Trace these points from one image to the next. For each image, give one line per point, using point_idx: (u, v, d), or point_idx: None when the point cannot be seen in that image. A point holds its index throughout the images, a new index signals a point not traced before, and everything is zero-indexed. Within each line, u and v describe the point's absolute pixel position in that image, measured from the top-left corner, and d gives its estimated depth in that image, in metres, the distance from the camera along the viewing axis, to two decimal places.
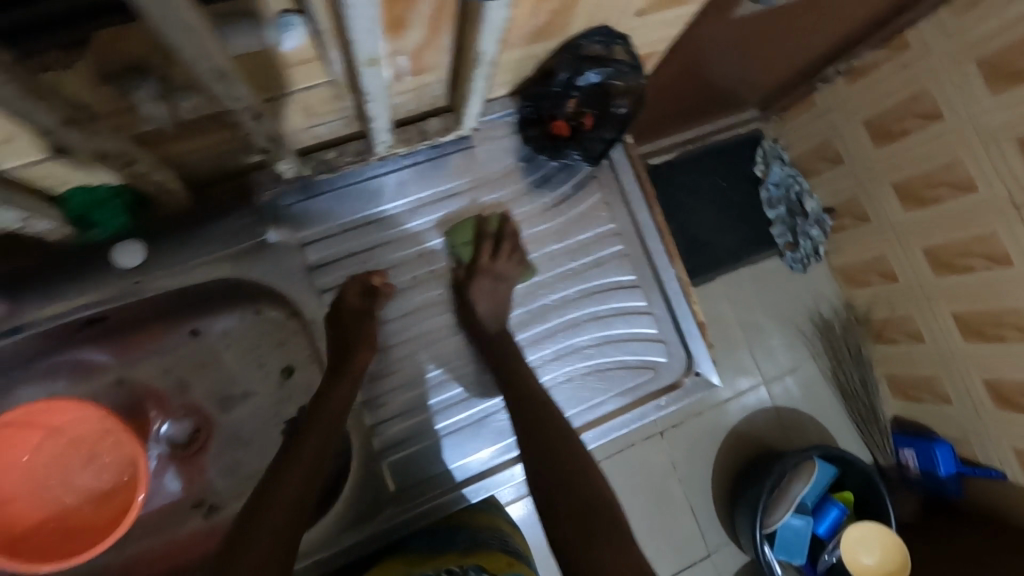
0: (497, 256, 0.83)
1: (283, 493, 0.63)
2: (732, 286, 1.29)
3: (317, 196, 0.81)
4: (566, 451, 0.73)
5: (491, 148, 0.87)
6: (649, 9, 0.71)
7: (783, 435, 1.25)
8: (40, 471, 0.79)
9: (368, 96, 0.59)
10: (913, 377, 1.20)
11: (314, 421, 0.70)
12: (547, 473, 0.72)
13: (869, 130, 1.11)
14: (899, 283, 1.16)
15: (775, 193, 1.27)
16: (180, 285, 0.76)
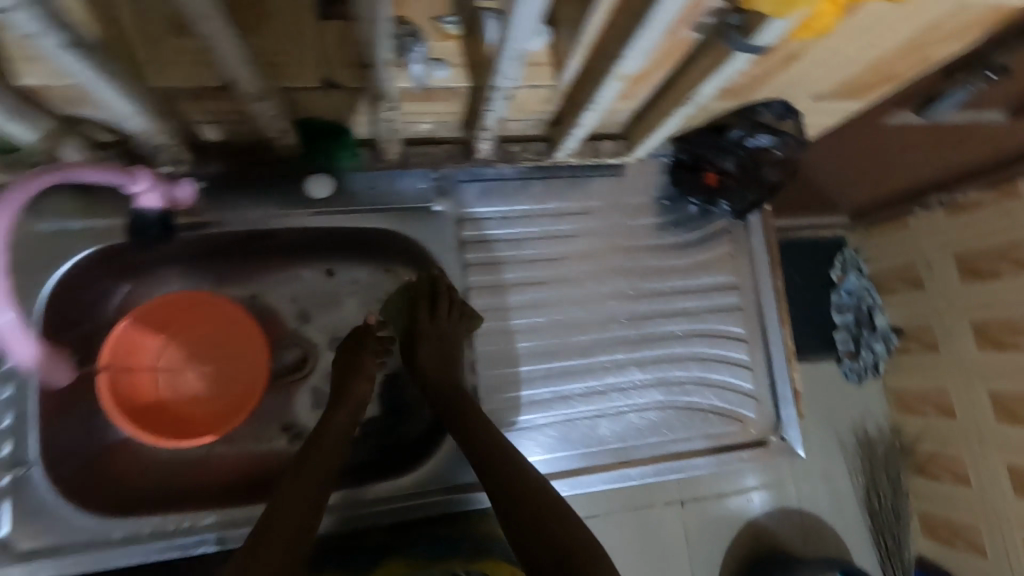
0: (439, 315, 0.83)
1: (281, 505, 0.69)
2: None
3: (486, 181, 0.88)
4: (529, 488, 0.69)
5: (643, 181, 0.94)
6: (826, 95, 0.78)
7: (804, 541, 1.21)
8: (167, 354, 0.86)
9: (590, 105, 0.67)
10: (951, 520, 1.17)
11: (312, 443, 0.76)
12: (514, 515, 0.67)
13: (959, 265, 1.12)
14: (956, 420, 1.15)
15: (847, 300, 1.27)
16: (351, 225, 0.84)
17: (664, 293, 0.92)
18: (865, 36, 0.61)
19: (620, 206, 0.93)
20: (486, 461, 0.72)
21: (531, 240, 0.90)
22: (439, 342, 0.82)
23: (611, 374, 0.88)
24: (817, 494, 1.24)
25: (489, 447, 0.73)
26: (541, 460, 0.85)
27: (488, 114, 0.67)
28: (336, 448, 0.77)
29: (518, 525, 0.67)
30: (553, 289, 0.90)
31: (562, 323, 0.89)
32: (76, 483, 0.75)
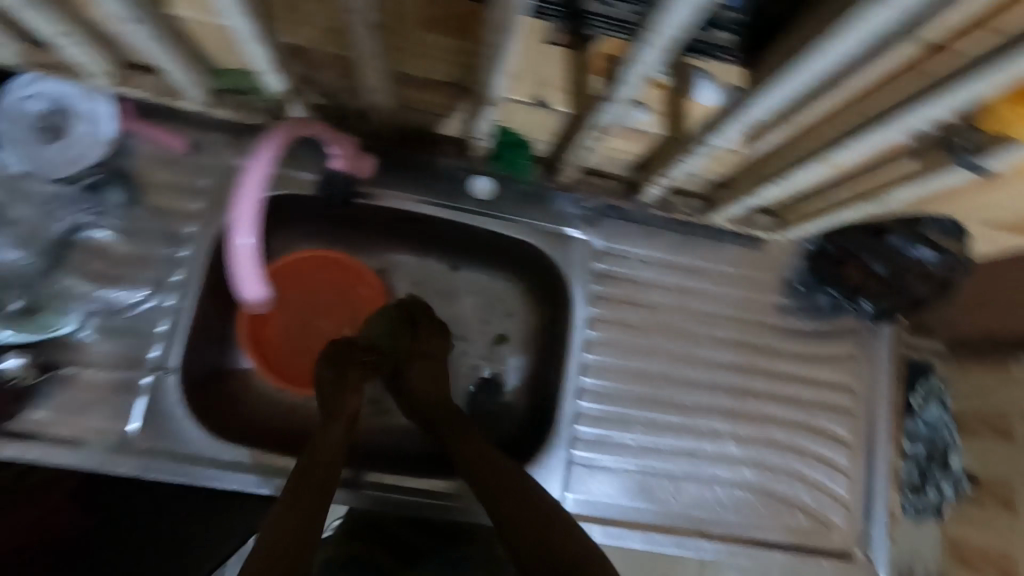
0: (422, 335, 0.85)
1: (282, 516, 0.62)
2: None
3: (633, 222, 0.90)
4: (513, 493, 0.69)
5: (782, 261, 0.94)
6: (1006, 229, 0.74)
7: None
8: (308, 288, 0.92)
9: (780, 180, 0.68)
10: None
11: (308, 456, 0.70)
12: (504, 518, 0.67)
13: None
14: None
15: (922, 431, 1.01)
16: (500, 231, 0.88)
17: (778, 375, 0.90)
18: None
19: (752, 280, 0.93)
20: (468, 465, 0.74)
21: (659, 288, 0.91)
22: (428, 363, 0.84)
23: (708, 442, 0.87)
24: None
25: (472, 453, 0.75)
26: (622, 507, 0.84)
27: (677, 165, 0.70)
28: (333, 457, 0.71)
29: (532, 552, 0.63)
30: (672, 342, 0.89)
31: (670, 376, 0.88)
32: (201, 399, 0.80)
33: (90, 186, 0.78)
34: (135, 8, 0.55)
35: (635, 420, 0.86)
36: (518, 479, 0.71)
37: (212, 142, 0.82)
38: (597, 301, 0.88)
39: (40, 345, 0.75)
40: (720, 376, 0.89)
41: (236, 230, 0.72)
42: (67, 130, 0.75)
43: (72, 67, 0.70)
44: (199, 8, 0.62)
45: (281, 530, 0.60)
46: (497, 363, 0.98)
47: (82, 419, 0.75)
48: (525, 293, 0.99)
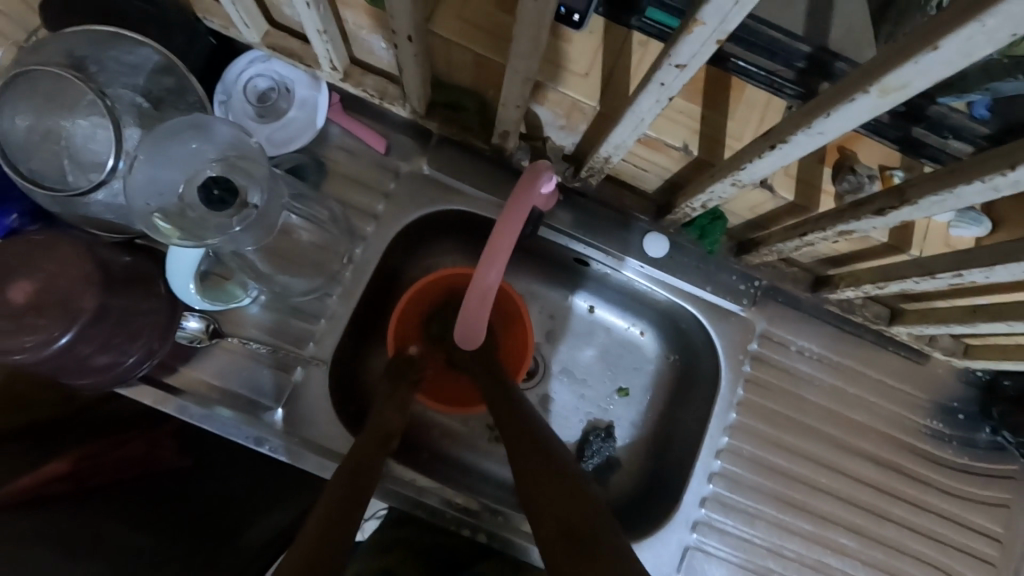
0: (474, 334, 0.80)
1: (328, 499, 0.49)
2: None
3: (799, 310, 0.85)
4: (546, 466, 0.54)
5: (949, 384, 0.87)
6: None
7: None
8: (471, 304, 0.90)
9: (1011, 323, 0.63)
10: None
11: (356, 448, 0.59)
12: (533, 511, 0.50)
13: None
14: None
15: None
16: (661, 289, 0.86)
17: (922, 507, 0.84)
18: None
19: (914, 398, 0.87)
20: (508, 435, 0.61)
21: (813, 385, 0.85)
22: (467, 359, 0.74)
23: (833, 557, 0.82)
24: None
25: (507, 426, 0.62)
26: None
27: (893, 279, 0.66)
28: (379, 450, 0.60)
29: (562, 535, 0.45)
30: (816, 444, 0.84)
31: (808, 480, 0.83)
32: (341, 392, 0.81)
33: (288, 167, 0.79)
34: (418, 25, 0.55)
35: (758, 516, 0.82)
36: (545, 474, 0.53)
37: (404, 145, 0.82)
38: (746, 382, 0.84)
39: (213, 311, 0.77)
40: (857, 491, 0.84)
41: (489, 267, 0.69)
42: (283, 111, 0.77)
43: (309, 57, 0.72)
44: (461, 30, 0.62)
45: (335, 506, 0.48)
46: (615, 415, 0.95)
47: (236, 389, 0.77)
48: (660, 353, 0.96)
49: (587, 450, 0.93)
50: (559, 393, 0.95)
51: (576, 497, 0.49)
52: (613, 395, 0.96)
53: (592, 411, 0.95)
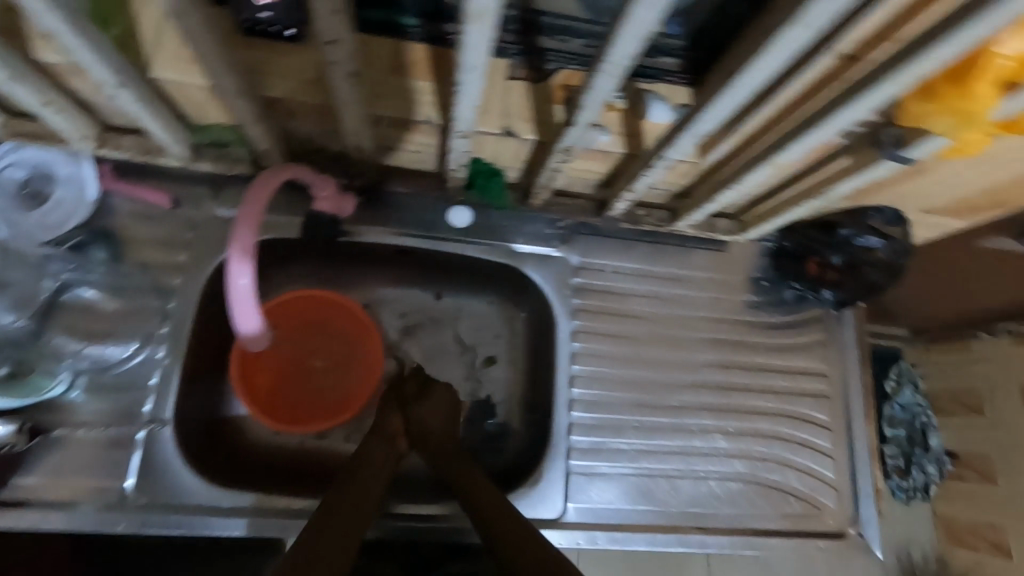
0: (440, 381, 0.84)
1: (332, 509, 0.63)
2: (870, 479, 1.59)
3: (605, 236, 0.95)
4: (495, 497, 0.68)
5: (747, 260, 0.99)
6: (935, 210, 0.88)
7: None
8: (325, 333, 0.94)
9: (735, 185, 0.74)
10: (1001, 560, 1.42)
11: (344, 484, 0.68)
12: (482, 523, 0.66)
13: None
14: None
15: None
16: (479, 255, 0.92)
17: (758, 369, 0.95)
18: (1010, 155, 0.70)
19: (723, 280, 0.98)
20: (464, 486, 0.71)
21: (637, 295, 0.95)
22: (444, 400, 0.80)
23: (698, 437, 0.91)
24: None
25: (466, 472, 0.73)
26: (622, 511, 0.86)
27: (639, 178, 0.75)
28: (369, 486, 0.69)
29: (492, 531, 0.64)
30: (655, 346, 0.93)
31: (657, 379, 0.92)
32: (195, 448, 0.80)
33: (74, 248, 0.79)
34: (121, 72, 0.58)
35: (625, 424, 0.90)
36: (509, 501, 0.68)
37: (193, 194, 0.84)
38: (577, 312, 0.92)
39: (26, 410, 0.74)
40: (702, 373, 0.94)
41: (234, 269, 0.70)
42: (49, 195, 0.77)
43: (53, 133, 0.72)
44: (181, 68, 0.65)
45: (336, 524, 0.61)
46: (489, 385, 1.00)
47: (71, 480, 0.73)
48: (510, 314, 1.02)
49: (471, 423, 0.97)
50: None
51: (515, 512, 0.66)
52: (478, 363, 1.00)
53: (465, 386, 1.00)
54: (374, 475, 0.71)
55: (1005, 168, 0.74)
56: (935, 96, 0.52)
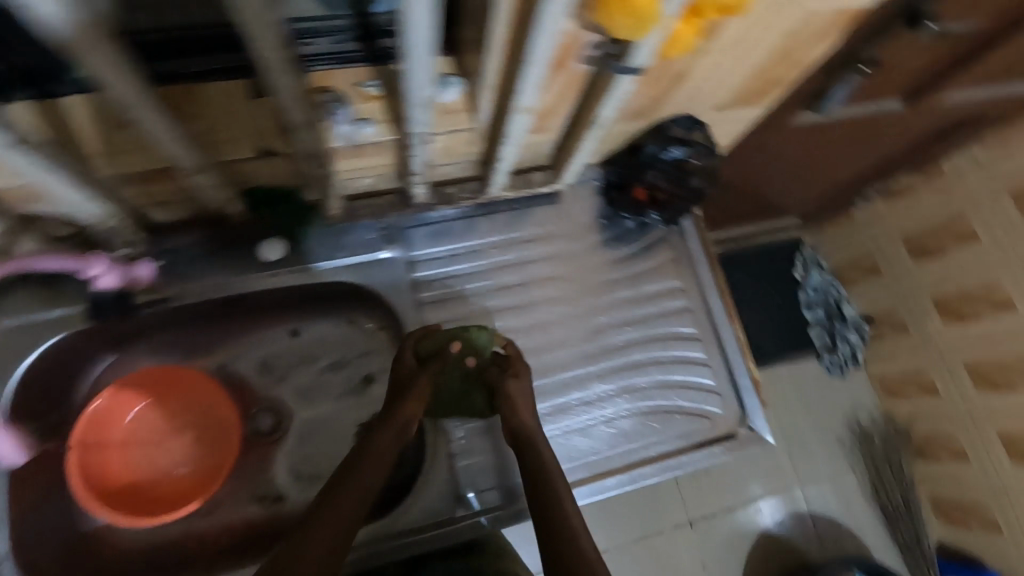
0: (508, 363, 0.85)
1: (338, 501, 0.65)
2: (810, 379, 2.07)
3: (432, 224, 0.94)
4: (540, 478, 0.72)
5: (579, 204, 1.00)
6: (726, 105, 0.91)
7: None
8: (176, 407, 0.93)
9: (506, 139, 0.74)
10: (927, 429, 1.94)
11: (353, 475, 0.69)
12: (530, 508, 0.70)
13: None
14: None
15: None
16: (309, 280, 0.89)
17: (618, 304, 0.97)
18: (744, 37, 0.73)
19: (562, 231, 0.99)
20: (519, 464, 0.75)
21: (479, 272, 0.95)
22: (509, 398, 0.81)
23: (576, 388, 0.92)
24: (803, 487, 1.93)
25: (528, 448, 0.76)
26: (572, 469, 0.89)
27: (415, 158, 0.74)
28: (377, 472, 0.71)
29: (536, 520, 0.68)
30: (513, 315, 0.94)
31: (553, 331, 0.95)
32: None
33: None
34: None
35: None
36: (539, 496, 0.71)
37: None
38: (425, 307, 0.92)
39: None
40: (565, 325, 0.95)
41: None
42: None
43: None
44: None
45: (331, 516, 0.63)
46: (372, 404, 0.98)
47: None
48: (369, 327, 1.00)
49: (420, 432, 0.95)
50: (313, 418, 0.97)
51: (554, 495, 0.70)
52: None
53: (348, 412, 0.98)
54: (383, 462, 0.72)
55: (752, 51, 0.77)
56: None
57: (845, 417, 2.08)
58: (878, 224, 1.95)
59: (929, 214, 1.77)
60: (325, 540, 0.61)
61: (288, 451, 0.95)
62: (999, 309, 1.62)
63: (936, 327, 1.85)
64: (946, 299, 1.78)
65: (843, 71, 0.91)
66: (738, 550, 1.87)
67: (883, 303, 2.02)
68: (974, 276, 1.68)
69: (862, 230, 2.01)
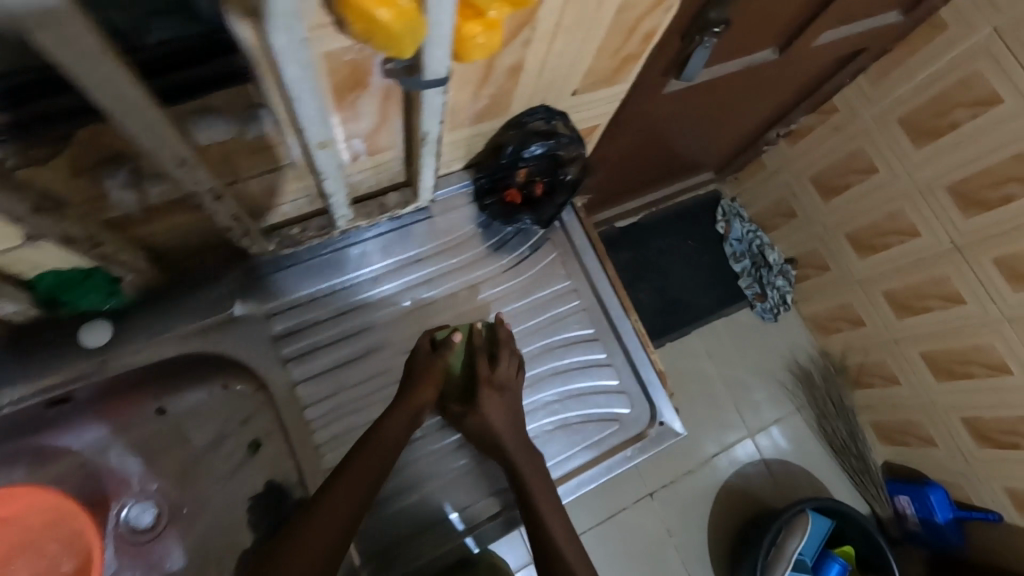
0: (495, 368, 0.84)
1: (343, 486, 0.72)
2: (738, 328, 2.08)
3: (286, 268, 0.84)
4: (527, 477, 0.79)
5: (452, 216, 0.92)
6: (582, 89, 0.84)
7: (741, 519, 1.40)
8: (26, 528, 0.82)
9: (323, 175, 0.65)
10: (867, 362, 1.93)
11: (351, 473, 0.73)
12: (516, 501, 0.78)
13: None
14: None
15: None
16: (146, 360, 0.78)
17: (506, 319, 0.91)
18: (572, 21, 0.66)
19: (435, 250, 0.91)
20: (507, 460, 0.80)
21: (348, 313, 0.86)
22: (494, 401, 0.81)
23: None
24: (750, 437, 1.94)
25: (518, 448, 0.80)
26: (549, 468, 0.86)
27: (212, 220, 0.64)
28: (385, 463, 0.75)
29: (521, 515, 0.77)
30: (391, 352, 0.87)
31: None
32: None
33: None
34: None
35: None
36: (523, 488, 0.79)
37: None
38: (290, 364, 0.83)
39: None
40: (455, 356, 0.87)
41: None
42: None
43: None
44: None
45: (328, 521, 0.69)
46: (262, 471, 0.91)
47: None
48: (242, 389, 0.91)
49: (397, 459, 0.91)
50: (201, 498, 0.90)
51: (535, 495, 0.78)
52: (397, 361, 0.88)
53: (243, 480, 0.91)
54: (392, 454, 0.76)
55: (588, 33, 0.69)
56: (347, 18, 0.42)
57: (783, 361, 2.07)
58: (786, 168, 1.93)
59: (830, 153, 1.75)
60: (325, 539, 0.68)
61: (178, 539, 0.88)
62: (906, 238, 1.62)
63: (853, 262, 1.85)
64: (858, 234, 1.78)
65: (701, 36, 0.86)
66: (701, 509, 1.83)
67: (802, 244, 2.01)
68: (877, 208, 1.67)
69: (773, 176, 1.99)
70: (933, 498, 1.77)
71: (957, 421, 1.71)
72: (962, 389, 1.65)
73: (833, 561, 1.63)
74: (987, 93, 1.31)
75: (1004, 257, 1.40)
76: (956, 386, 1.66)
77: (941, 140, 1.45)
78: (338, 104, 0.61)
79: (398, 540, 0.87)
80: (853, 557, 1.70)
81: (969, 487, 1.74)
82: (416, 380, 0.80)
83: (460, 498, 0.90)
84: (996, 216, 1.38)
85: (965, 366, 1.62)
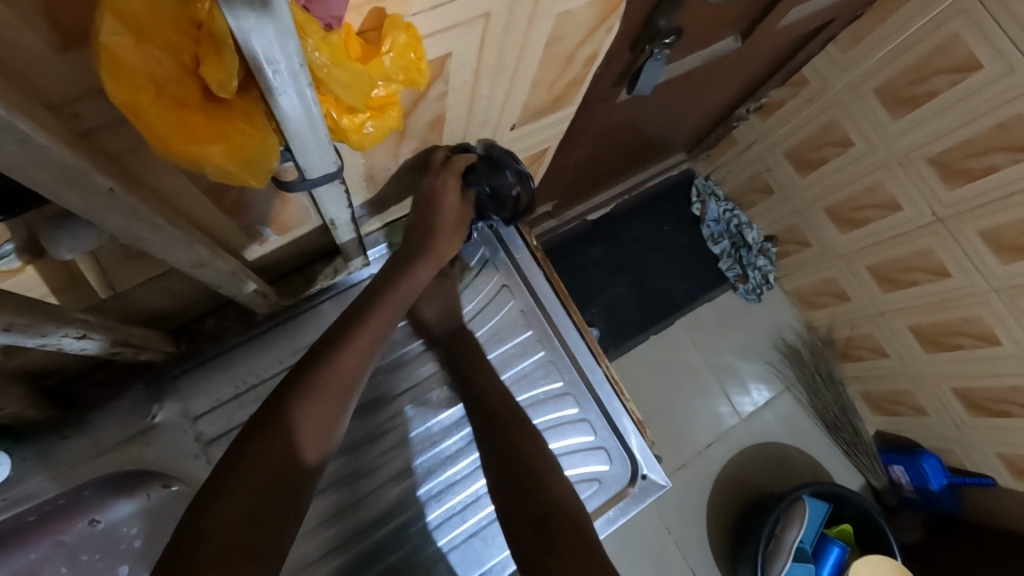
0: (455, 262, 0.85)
1: (305, 401, 0.57)
2: (717, 308, 1.90)
3: (208, 361, 0.75)
4: (517, 436, 0.72)
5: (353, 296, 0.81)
6: (521, 122, 0.73)
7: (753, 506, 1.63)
8: None
9: (217, 283, 0.55)
10: (853, 336, 1.75)
11: (327, 363, 0.60)
12: (505, 454, 0.71)
13: None
14: None
15: None
16: (55, 491, 0.67)
17: None
18: (494, 62, 0.55)
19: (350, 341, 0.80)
20: (493, 424, 0.73)
21: None
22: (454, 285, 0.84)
23: (453, 494, 0.81)
24: (740, 431, 1.77)
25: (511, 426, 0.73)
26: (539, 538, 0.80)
27: (87, 355, 0.53)
28: (359, 365, 0.62)
29: (509, 468, 0.70)
30: (341, 441, 0.78)
31: (448, 405, 0.83)
32: None
33: None
34: None
35: (346, 554, 0.76)
36: (505, 440, 0.72)
37: None
38: None
39: None
40: (415, 434, 0.81)
41: None
42: None
43: None
44: None
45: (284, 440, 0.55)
46: None
47: None
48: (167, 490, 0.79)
49: (388, 527, 0.78)
50: None
51: (525, 453, 0.71)
52: (357, 453, 0.79)
53: None
54: (373, 343, 0.64)
55: (515, 72, 0.59)
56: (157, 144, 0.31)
57: (768, 339, 1.89)
58: (759, 142, 1.76)
59: (804, 127, 1.58)
60: (298, 442, 0.56)
61: None
62: (888, 211, 1.44)
63: (833, 237, 1.66)
64: (837, 206, 1.60)
65: (651, 47, 0.75)
66: (697, 502, 1.68)
67: (781, 219, 1.82)
68: (856, 181, 1.50)
69: (747, 152, 1.81)
70: (926, 466, 1.60)
71: (947, 391, 1.53)
72: (951, 360, 1.47)
73: (831, 545, 1.56)
74: (966, 56, 1.15)
75: (993, 228, 1.22)
76: (944, 357, 1.49)
77: (918, 110, 1.29)
78: (222, 205, 0.49)
79: (360, 560, 0.76)
80: (853, 536, 1.60)
81: (963, 452, 1.55)
82: (393, 271, 0.70)
83: (460, 478, 0.81)
84: (979, 186, 1.22)
85: (954, 337, 1.44)
